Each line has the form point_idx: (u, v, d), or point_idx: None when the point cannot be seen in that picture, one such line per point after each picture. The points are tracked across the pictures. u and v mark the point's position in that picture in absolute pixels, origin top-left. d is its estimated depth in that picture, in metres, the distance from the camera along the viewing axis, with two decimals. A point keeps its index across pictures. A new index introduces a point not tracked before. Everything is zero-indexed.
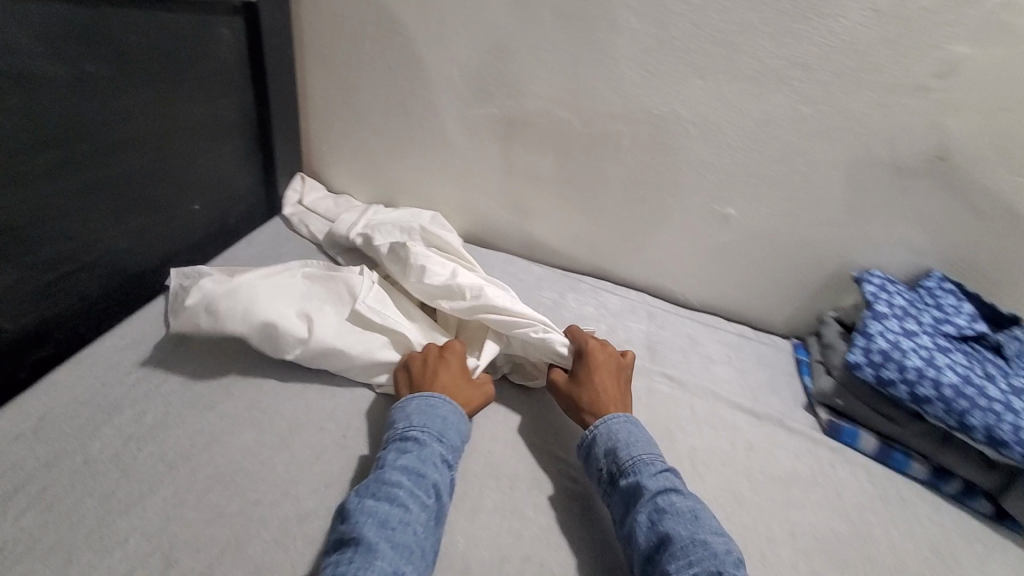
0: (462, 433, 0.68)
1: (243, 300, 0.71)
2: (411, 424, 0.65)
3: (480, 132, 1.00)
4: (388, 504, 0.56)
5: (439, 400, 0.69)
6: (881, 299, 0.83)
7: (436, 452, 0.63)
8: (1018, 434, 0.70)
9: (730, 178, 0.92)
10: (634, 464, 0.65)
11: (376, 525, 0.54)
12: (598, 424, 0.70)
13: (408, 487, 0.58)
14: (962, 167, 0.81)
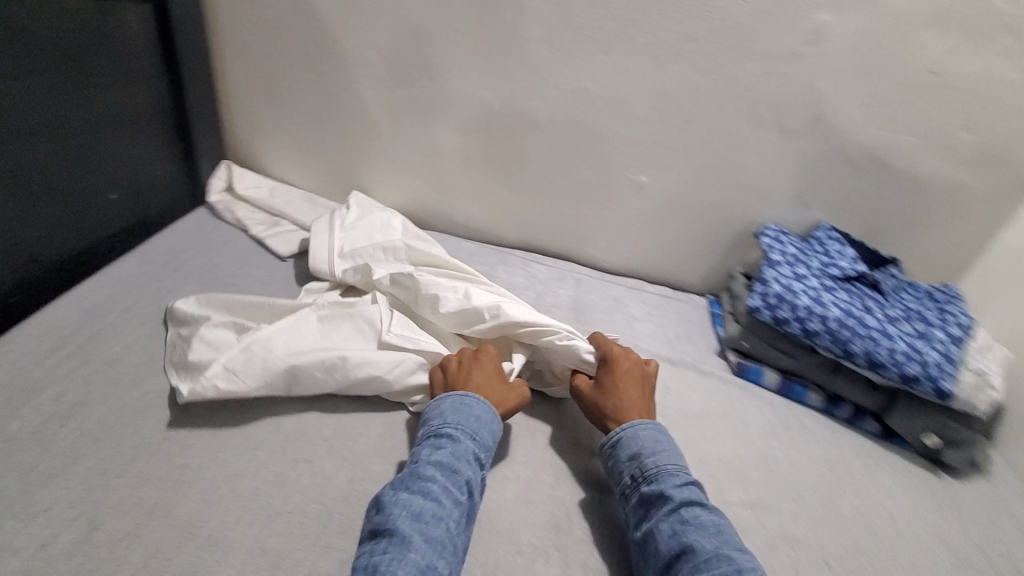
0: (496, 434, 0.66)
1: (261, 351, 0.68)
2: (445, 421, 0.64)
3: (404, 114, 1.03)
4: (422, 499, 0.55)
5: (476, 403, 0.66)
6: (776, 249, 0.91)
7: (469, 450, 0.61)
8: (899, 361, 0.79)
9: (641, 148, 0.98)
10: (659, 471, 0.63)
11: (410, 518, 0.53)
12: (625, 429, 0.68)
13: (443, 484, 0.57)
14: (837, 127, 0.91)
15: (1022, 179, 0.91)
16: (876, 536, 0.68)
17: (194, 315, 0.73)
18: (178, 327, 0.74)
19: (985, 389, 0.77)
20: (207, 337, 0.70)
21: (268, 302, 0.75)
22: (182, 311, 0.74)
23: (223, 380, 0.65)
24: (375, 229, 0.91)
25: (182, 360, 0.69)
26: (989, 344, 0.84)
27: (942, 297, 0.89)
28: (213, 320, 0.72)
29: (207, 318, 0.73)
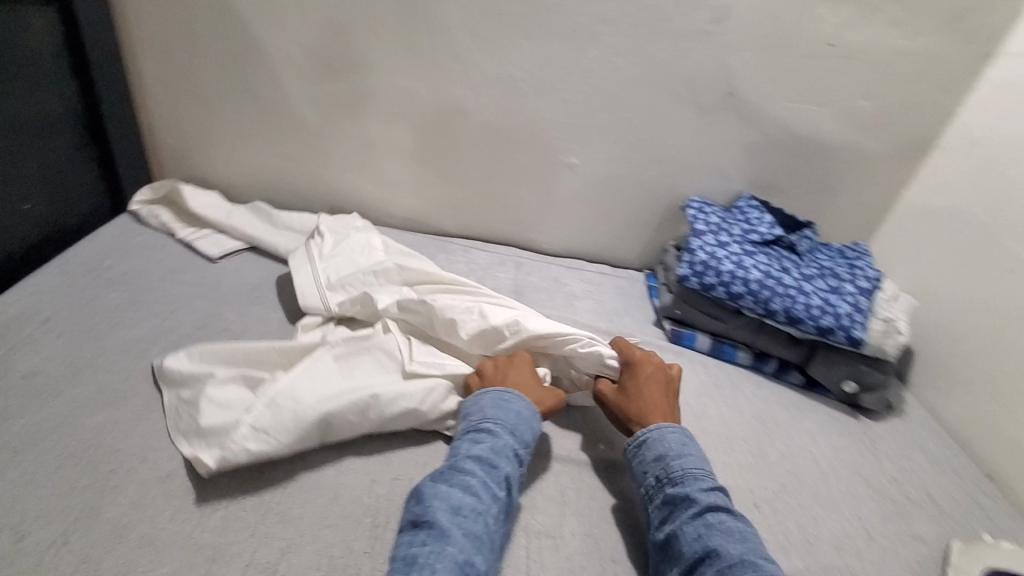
0: (535, 431, 0.66)
1: (288, 407, 0.62)
2: (486, 416, 0.64)
3: (333, 109, 1.02)
4: (461, 493, 0.55)
5: (516, 401, 0.66)
6: (700, 220, 0.96)
7: (509, 445, 0.61)
8: (815, 315, 0.84)
9: (569, 130, 1.01)
10: (685, 474, 0.61)
11: (448, 511, 0.53)
12: (652, 429, 0.66)
13: (483, 478, 0.57)
14: (749, 100, 0.96)
15: (914, 140, 0.99)
16: (801, 476, 0.73)
17: (192, 374, 0.66)
18: (175, 389, 0.67)
19: (892, 334, 0.84)
20: (214, 397, 0.64)
21: (274, 346, 0.69)
22: (176, 371, 0.67)
23: (255, 440, 0.59)
24: (357, 254, 0.90)
25: (190, 425, 0.61)
26: (895, 294, 0.91)
27: (852, 254, 0.96)
28: (218, 376, 0.66)
29: (208, 375, 0.66)
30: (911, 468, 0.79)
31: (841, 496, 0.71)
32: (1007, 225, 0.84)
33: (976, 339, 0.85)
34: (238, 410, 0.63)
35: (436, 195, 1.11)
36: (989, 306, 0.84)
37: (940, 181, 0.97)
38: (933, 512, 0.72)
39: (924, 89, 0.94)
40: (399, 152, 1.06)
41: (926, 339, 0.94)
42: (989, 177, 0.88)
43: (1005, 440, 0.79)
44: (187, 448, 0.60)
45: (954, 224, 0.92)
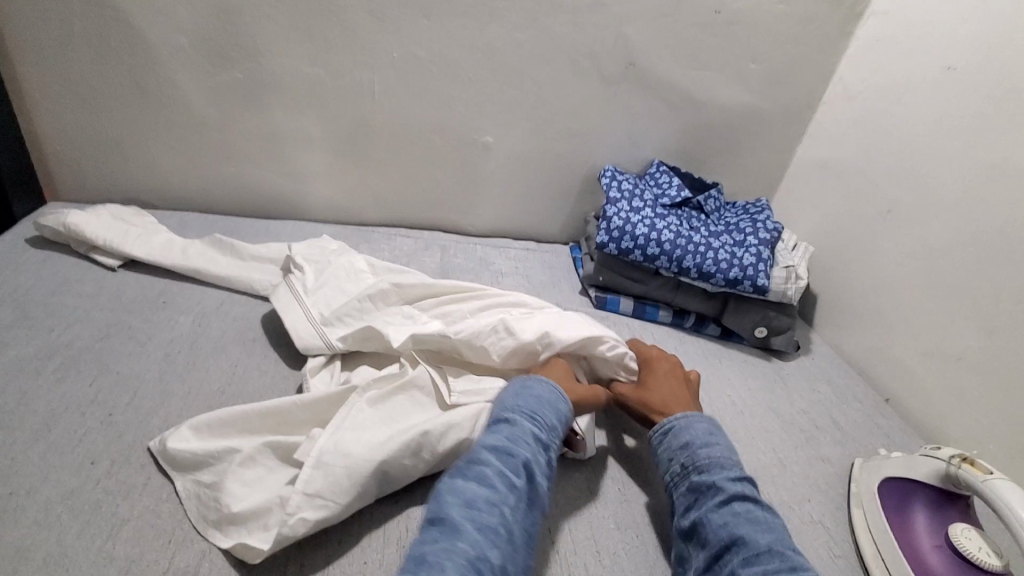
0: (562, 418, 0.62)
1: (339, 461, 0.54)
2: (507, 408, 0.60)
3: (233, 101, 0.98)
4: (477, 484, 0.50)
5: (537, 390, 0.63)
6: (614, 187, 0.99)
7: (529, 432, 0.57)
8: (724, 268, 0.90)
9: (483, 108, 1.02)
10: (711, 463, 0.59)
11: (463, 503, 0.48)
12: (678, 418, 0.65)
13: (500, 466, 0.52)
14: (649, 69, 1.00)
15: (800, 101, 1.07)
16: (721, 417, 0.77)
17: (208, 453, 0.56)
18: (187, 472, 0.56)
19: (793, 280, 0.90)
20: (243, 477, 0.55)
21: (291, 401, 0.61)
22: (187, 451, 0.56)
23: (310, 507, 0.51)
24: (344, 280, 0.81)
25: (221, 513, 0.52)
26: (795, 243, 0.97)
27: (756, 209, 1.02)
28: (244, 451, 0.56)
29: (230, 450, 0.56)
30: (823, 398, 0.86)
31: (759, 431, 0.76)
32: (883, 170, 0.92)
33: (865, 277, 0.93)
34: (277, 486, 0.55)
35: (355, 184, 1.08)
36: (874, 246, 0.92)
37: (825, 136, 1.05)
38: (839, 436, 0.78)
39: (803, 51, 1.01)
40: (314, 142, 1.03)
41: (824, 282, 1.02)
42: (864, 129, 0.97)
43: (896, 363, 0.87)
44: (227, 540, 0.51)
45: (842, 174, 1.01)
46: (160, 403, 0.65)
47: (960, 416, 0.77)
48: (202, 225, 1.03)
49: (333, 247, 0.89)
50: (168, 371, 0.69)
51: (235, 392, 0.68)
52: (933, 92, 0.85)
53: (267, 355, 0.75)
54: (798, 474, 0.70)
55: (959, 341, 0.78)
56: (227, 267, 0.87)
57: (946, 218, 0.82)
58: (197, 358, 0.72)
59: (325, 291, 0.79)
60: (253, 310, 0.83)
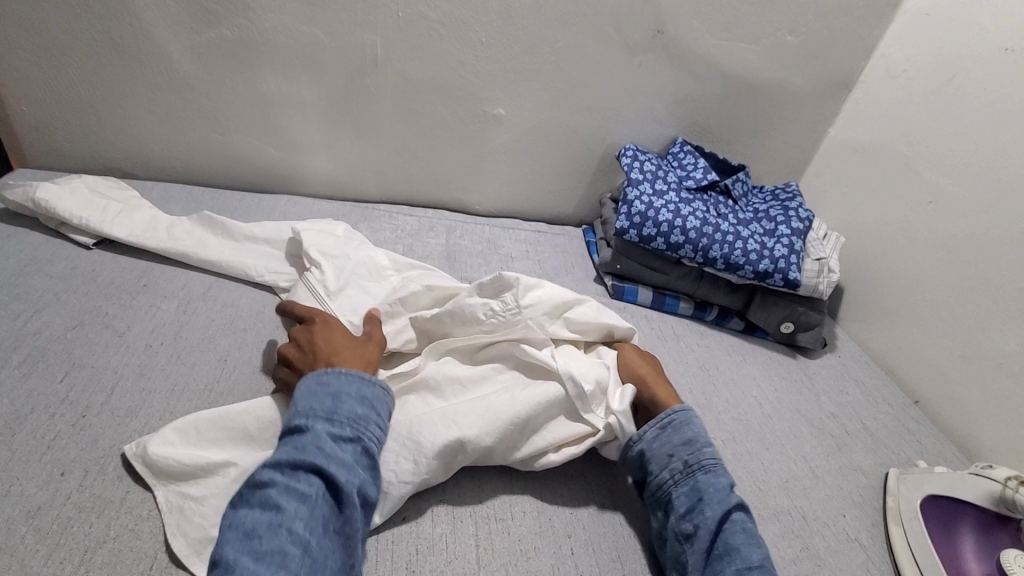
0: (373, 398, 0.53)
1: None
2: (298, 410, 0.50)
3: (217, 61, 0.88)
4: (257, 510, 0.43)
5: (336, 377, 0.53)
6: (635, 168, 0.91)
7: (320, 433, 0.48)
8: (754, 259, 0.84)
9: (496, 76, 0.93)
10: (715, 465, 0.54)
11: (240, 539, 0.42)
12: (677, 408, 0.59)
13: (284, 482, 0.45)
14: (678, 39, 0.92)
15: (835, 77, 0.99)
16: (748, 421, 0.72)
17: (198, 464, 0.51)
18: (172, 484, 0.51)
19: (825, 273, 0.85)
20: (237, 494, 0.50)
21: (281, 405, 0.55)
22: (172, 459, 0.51)
23: None
24: (365, 278, 0.75)
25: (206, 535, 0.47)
26: (826, 233, 0.92)
27: (786, 195, 0.96)
28: (240, 466, 0.51)
29: (223, 464, 0.51)
30: (852, 397, 0.82)
31: (788, 436, 0.71)
32: (924, 157, 0.86)
33: (900, 271, 0.88)
34: None
35: (355, 157, 1.00)
36: (910, 239, 0.87)
37: (860, 118, 0.98)
38: (870, 442, 0.74)
39: (846, 24, 0.93)
40: (307, 108, 0.94)
41: (853, 275, 0.97)
42: (904, 111, 0.90)
43: (929, 365, 0.83)
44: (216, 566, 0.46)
45: (877, 160, 0.94)
46: (141, 402, 0.59)
47: (998, 425, 0.73)
48: (187, 198, 0.95)
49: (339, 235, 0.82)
50: (150, 365, 0.63)
51: (224, 390, 0.61)
52: (987, 73, 0.78)
53: (260, 346, 0.68)
54: (831, 486, 0.65)
55: (1002, 345, 0.73)
56: (218, 250, 0.80)
57: (995, 213, 0.76)
58: (184, 349, 0.66)
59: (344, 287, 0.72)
60: (243, 296, 0.76)
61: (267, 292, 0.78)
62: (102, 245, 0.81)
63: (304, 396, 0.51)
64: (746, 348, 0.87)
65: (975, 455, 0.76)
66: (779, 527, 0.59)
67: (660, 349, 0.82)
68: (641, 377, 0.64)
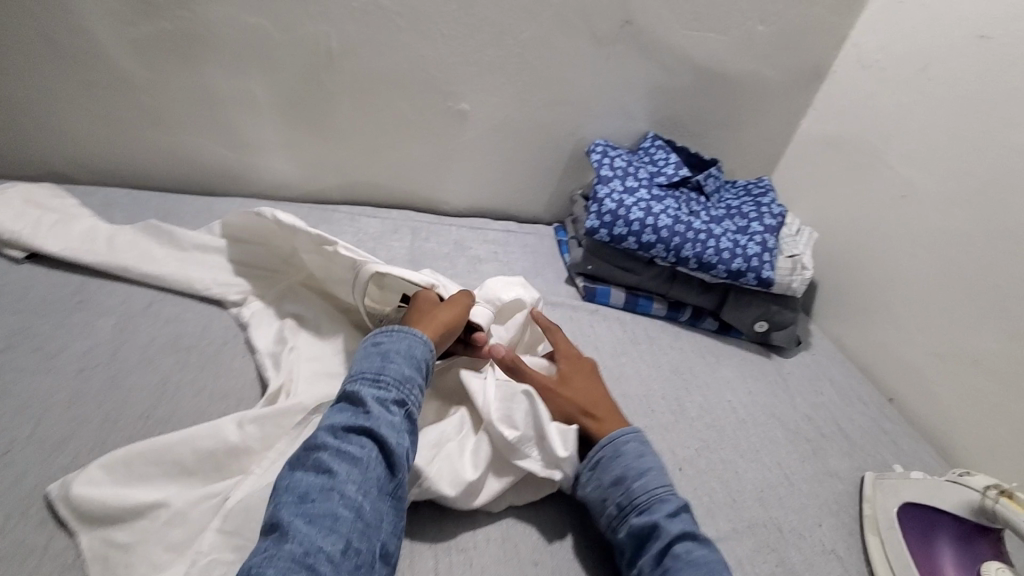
0: (418, 362, 0.57)
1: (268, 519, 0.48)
2: (352, 376, 0.55)
3: (160, 57, 0.82)
4: (311, 473, 0.47)
5: (388, 343, 0.58)
6: (605, 164, 0.88)
7: (372, 398, 0.52)
8: (727, 258, 0.82)
9: (460, 70, 0.89)
10: (650, 498, 0.52)
11: (296, 501, 0.45)
12: (602, 444, 0.57)
13: (336, 446, 0.48)
14: (647, 29, 0.88)
15: (807, 69, 0.97)
16: (722, 427, 0.70)
17: (126, 506, 0.47)
18: (98, 527, 0.46)
19: (799, 271, 0.83)
20: (169, 538, 0.46)
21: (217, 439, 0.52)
22: (97, 500, 0.47)
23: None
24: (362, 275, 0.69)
25: None
26: (799, 228, 0.90)
27: (758, 190, 0.94)
28: (172, 507, 0.47)
29: (154, 505, 0.47)
30: (826, 396, 0.80)
31: (762, 441, 0.70)
32: (899, 150, 0.84)
33: (874, 266, 0.86)
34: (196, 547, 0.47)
35: (313, 157, 0.95)
36: (884, 234, 0.85)
37: (833, 110, 0.96)
38: (846, 445, 0.72)
39: (818, 12, 0.91)
40: (260, 106, 0.89)
41: (827, 270, 0.95)
42: (877, 102, 0.88)
43: (902, 362, 0.82)
44: None
45: (849, 153, 0.92)
46: (69, 434, 0.54)
47: (972, 424, 0.73)
48: (131, 204, 0.89)
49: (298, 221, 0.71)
50: (82, 391, 0.58)
51: (163, 417, 0.57)
52: (962, 64, 0.76)
53: (205, 367, 0.64)
54: (807, 494, 0.64)
55: (976, 342, 0.72)
56: (162, 262, 0.75)
57: (970, 207, 0.74)
58: (121, 372, 0.61)
59: (413, 274, 0.69)
60: (188, 311, 0.71)
61: (214, 306, 0.73)
62: (34, 258, 0.75)
63: (360, 364, 0.56)
64: (720, 348, 0.85)
65: (949, 453, 0.75)
66: (754, 541, 0.57)
67: (632, 353, 0.79)
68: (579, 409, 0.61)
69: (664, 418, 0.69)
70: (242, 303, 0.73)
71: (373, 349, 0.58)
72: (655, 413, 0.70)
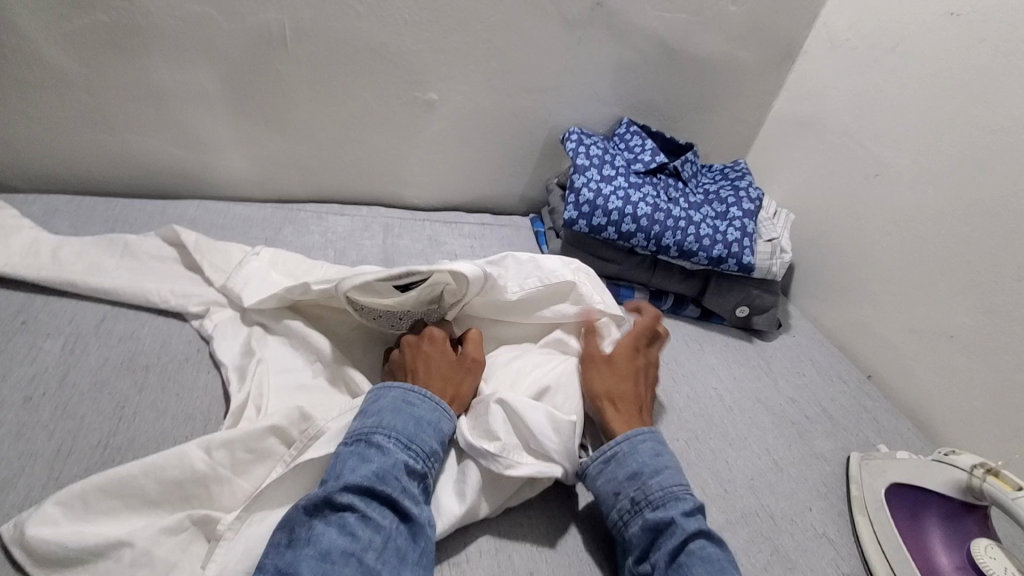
0: (445, 432, 0.55)
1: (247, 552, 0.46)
2: (379, 426, 0.51)
3: (95, 52, 0.75)
4: (334, 532, 0.44)
5: (420, 403, 0.55)
6: (581, 153, 0.85)
7: (401, 463, 0.50)
8: (706, 244, 0.81)
9: (425, 58, 0.84)
10: (666, 495, 0.51)
11: (316, 560, 0.42)
12: (619, 439, 0.56)
13: (362, 509, 0.46)
14: (618, 11, 0.86)
15: (778, 49, 0.96)
16: (710, 416, 0.70)
17: (84, 547, 0.43)
18: (55, 571, 0.43)
19: (778, 254, 0.83)
20: None
21: (178, 471, 0.49)
22: (54, 543, 0.43)
23: None
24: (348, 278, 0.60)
25: None
26: (776, 210, 0.90)
27: (735, 174, 0.94)
28: (136, 545, 0.44)
29: (116, 544, 0.44)
30: (807, 377, 0.81)
31: (750, 428, 0.69)
32: (870, 129, 0.84)
33: (849, 246, 0.87)
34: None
35: (273, 154, 0.90)
36: (858, 212, 0.85)
37: (805, 90, 0.96)
38: (829, 426, 0.73)
39: None
40: (212, 102, 0.83)
41: (803, 251, 0.96)
42: (850, 81, 0.87)
43: (879, 339, 0.83)
44: None
45: (822, 133, 0.92)
46: (15, 469, 0.50)
47: (948, 398, 0.74)
48: (75, 211, 0.82)
49: (279, 282, 0.69)
50: (29, 421, 0.53)
51: (122, 445, 0.53)
52: (931, 40, 0.76)
53: (167, 386, 0.60)
54: (796, 479, 0.64)
55: (951, 318, 0.73)
56: (114, 273, 0.70)
57: (941, 185, 0.75)
58: (72, 398, 0.56)
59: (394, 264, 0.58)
60: (145, 326, 0.66)
61: (174, 318, 0.68)
62: None
63: (385, 415, 0.53)
64: (703, 335, 0.85)
65: (926, 426, 0.77)
66: (748, 531, 0.57)
67: None
68: (599, 396, 0.60)
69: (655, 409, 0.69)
70: (203, 315, 0.68)
71: (401, 401, 0.54)
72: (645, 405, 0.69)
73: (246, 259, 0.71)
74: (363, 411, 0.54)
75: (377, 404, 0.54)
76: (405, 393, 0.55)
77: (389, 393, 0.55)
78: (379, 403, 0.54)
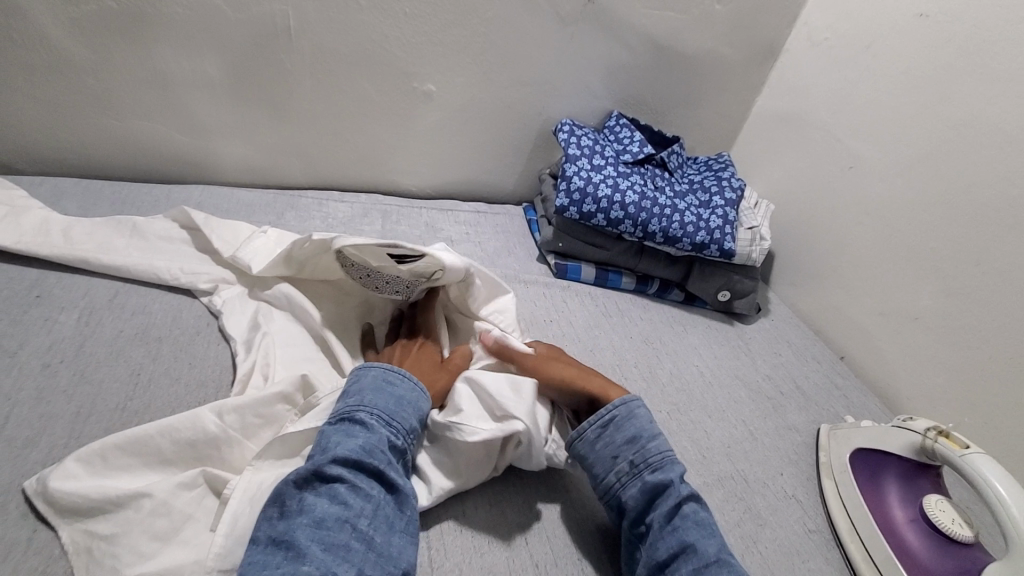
0: (422, 412, 0.58)
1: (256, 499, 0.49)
2: (362, 404, 0.54)
3: (104, 37, 0.78)
4: (326, 501, 0.47)
5: (399, 384, 0.57)
6: (573, 143, 0.89)
7: (385, 439, 0.52)
8: (691, 231, 0.85)
9: (424, 50, 0.88)
10: (663, 460, 0.55)
11: (312, 525, 0.45)
12: (617, 405, 0.59)
13: (352, 480, 0.48)
14: (609, 8, 0.90)
15: (761, 47, 1.00)
16: (691, 391, 0.74)
17: (106, 498, 0.46)
18: (78, 520, 0.46)
19: (757, 241, 0.88)
20: (153, 527, 0.46)
21: (191, 431, 0.52)
22: (79, 494, 0.46)
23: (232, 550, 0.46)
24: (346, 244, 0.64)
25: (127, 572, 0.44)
26: (757, 201, 0.95)
27: (718, 165, 0.99)
28: (155, 496, 0.47)
29: (135, 496, 0.47)
30: (783, 357, 0.86)
31: (728, 402, 0.74)
32: (845, 123, 0.89)
33: (824, 234, 0.92)
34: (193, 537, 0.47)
35: (275, 142, 0.93)
36: (833, 203, 0.90)
37: (786, 86, 1.01)
38: (802, 400, 0.78)
39: None
40: (216, 89, 0.86)
41: (782, 239, 1.01)
42: (827, 78, 0.92)
43: (850, 322, 0.88)
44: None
45: (800, 127, 0.97)
46: (37, 429, 0.53)
47: (913, 375, 0.79)
48: (83, 193, 0.85)
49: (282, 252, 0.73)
50: (49, 386, 0.57)
51: (138, 409, 0.56)
52: (902, 39, 0.81)
53: (179, 356, 0.63)
54: (769, 447, 0.69)
55: (916, 301, 0.78)
56: (124, 251, 0.73)
57: (908, 176, 0.80)
58: (89, 366, 0.59)
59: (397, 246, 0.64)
60: (155, 301, 0.70)
61: (184, 295, 0.72)
62: None
63: (366, 395, 0.55)
64: (687, 317, 0.90)
65: (892, 402, 0.82)
66: (722, 492, 0.61)
67: (606, 326, 0.82)
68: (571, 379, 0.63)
69: (639, 384, 0.73)
70: (212, 292, 0.71)
71: (381, 381, 0.57)
72: (630, 380, 0.73)
73: (253, 236, 0.74)
74: (345, 391, 0.57)
75: (358, 385, 0.57)
76: (384, 374, 0.58)
77: (370, 374, 0.58)
78: (359, 384, 0.57)
